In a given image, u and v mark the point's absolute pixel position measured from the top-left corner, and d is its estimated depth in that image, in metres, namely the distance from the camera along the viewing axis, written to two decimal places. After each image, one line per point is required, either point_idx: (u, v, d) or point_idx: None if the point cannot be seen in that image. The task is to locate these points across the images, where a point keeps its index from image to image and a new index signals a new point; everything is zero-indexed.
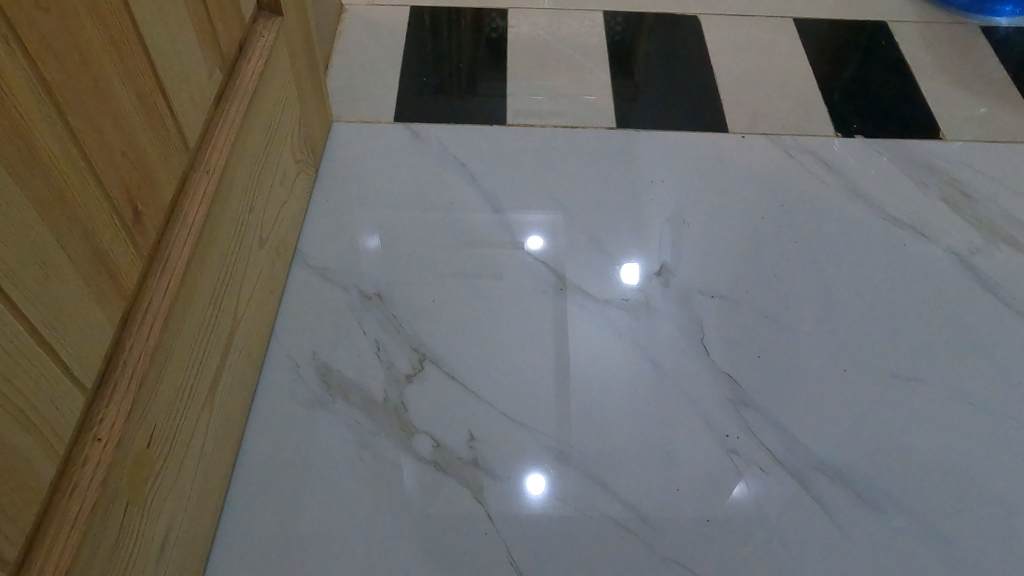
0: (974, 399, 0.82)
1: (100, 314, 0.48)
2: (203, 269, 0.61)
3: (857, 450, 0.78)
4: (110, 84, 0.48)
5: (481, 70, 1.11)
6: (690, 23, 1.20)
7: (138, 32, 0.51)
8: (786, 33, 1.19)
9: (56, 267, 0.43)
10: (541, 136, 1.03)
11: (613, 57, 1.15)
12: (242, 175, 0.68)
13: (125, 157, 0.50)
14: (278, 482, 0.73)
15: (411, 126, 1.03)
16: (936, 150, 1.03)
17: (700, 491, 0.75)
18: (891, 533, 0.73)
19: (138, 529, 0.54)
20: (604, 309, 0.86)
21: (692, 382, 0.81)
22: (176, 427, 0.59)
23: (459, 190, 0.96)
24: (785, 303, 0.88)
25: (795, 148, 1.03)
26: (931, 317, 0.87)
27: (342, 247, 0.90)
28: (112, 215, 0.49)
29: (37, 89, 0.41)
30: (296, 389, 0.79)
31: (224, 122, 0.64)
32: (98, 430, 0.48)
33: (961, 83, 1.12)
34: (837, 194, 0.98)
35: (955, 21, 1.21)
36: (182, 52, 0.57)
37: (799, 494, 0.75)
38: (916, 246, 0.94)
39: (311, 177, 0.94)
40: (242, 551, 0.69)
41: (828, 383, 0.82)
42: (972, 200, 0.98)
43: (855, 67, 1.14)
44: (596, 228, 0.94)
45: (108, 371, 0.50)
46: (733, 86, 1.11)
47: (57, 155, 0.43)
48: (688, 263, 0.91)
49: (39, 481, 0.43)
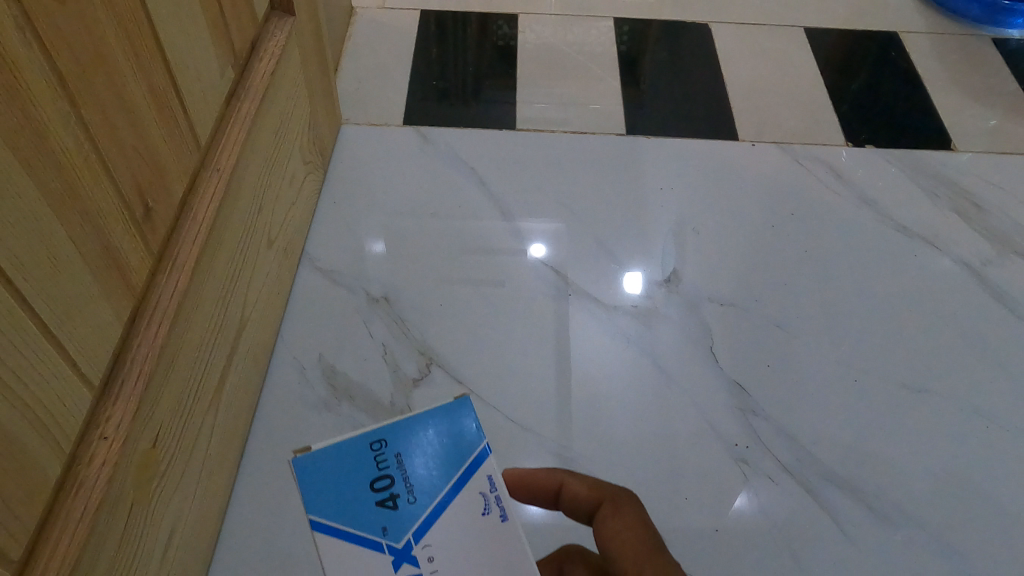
0: (985, 412, 0.81)
1: (110, 311, 0.48)
2: (212, 268, 0.60)
3: (867, 461, 0.77)
4: (124, 78, 0.48)
5: (489, 75, 1.11)
6: (700, 30, 1.20)
7: (152, 28, 0.50)
8: (796, 42, 1.19)
9: (66, 262, 0.43)
10: (549, 142, 1.02)
11: (622, 64, 1.15)
12: (251, 175, 0.68)
13: (137, 152, 0.50)
14: (281, 486, 0.72)
15: (420, 129, 1.03)
16: (946, 161, 1.03)
17: (708, 499, 0.74)
18: (901, 545, 0.72)
19: (143, 531, 0.53)
20: (612, 314, 0.86)
21: (700, 389, 0.81)
22: (182, 427, 0.58)
23: (468, 195, 0.96)
24: (794, 312, 0.87)
25: (805, 157, 1.03)
26: (942, 328, 0.87)
27: (349, 250, 0.89)
28: (123, 210, 0.48)
29: (52, 81, 0.41)
30: (302, 391, 0.78)
31: (235, 120, 0.64)
32: (104, 428, 0.47)
33: (972, 94, 1.11)
34: (848, 204, 0.98)
35: (966, 33, 1.21)
36: (195, 49, 0.57)
37: (808, 504, 0.74)
38: (927, 257, 0.93)
39: (319, 177, 0.93)
40: (245, 554, 0.68)
41: (837, 393, 0.81)
42: (983, 212, 0.97)
43: (865, 77, 1.14)
44: (605, 234, 0.93)
45: (115, 368, 0.49)
46: (743, 94, 1.10)
47: (69, 147, 0.42)
48: (697, 270, 0.90)
49: (45, 480, 0.42)
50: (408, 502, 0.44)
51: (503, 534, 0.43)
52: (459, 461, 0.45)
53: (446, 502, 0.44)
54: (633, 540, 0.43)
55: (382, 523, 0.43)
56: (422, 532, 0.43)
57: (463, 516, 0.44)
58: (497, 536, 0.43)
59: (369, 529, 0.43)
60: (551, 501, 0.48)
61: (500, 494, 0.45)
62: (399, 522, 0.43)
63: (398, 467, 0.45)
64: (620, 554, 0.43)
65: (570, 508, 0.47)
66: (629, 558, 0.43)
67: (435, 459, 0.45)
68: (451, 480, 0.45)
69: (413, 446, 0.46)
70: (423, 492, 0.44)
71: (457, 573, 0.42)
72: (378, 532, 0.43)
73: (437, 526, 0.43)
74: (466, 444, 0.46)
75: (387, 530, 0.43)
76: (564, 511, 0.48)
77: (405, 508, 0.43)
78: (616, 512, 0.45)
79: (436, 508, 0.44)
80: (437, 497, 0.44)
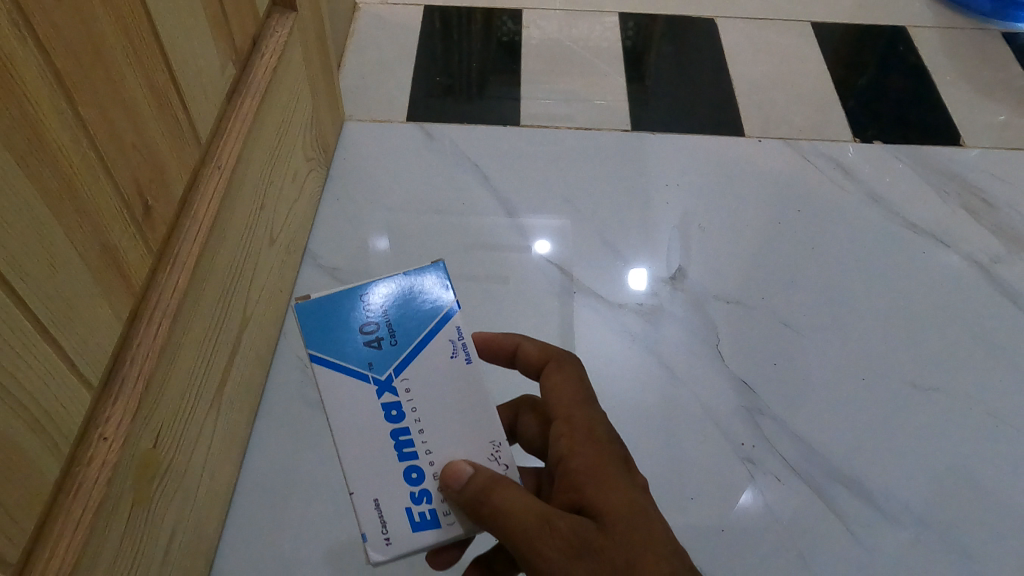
0: (995, 411, 0.80)
1: (109, 311, 0.47)
2: (213, 266, 0.60)
3: (875, 461, 0.76)
4: (122, 75, 0.47)
5: (493, 71, 1.11)
6: (706, 25, 1.19)
7: (152, 25, 0.50)
8: (803, 37, 1.18)
9: (64, 261, 0.42)
10: (553, 138, 1.02)
11: (627, 59, 1.14)
12: (253, 172, 0.67)
13: (136, 150, 0.49)
14: (284, 486, 0.71)
15: (424, 125, 1.02)
16: (956, 157, 1.02)
17: (713, 497, 0.73)
18: (909, 545, 0.72)
19: (143, 532, 0.52)
20: (616, 312, 0.85)
21: (706, 386, 0.80)
22: (183, 427, 0.57)
23: (472, 191, 0.95)
24: (801, 309, 0.86)
25: (813, 153, 1.02)
26: (952, 325, 0.86)
27: (352, 247, 0.89)
28: (122, 209, 0.48)
29: (49, 79, 0.40)
30: (305, 390, 0.77)
31: (236, 117, 0.63)
32: (104, 429, 0.47)
33: (981, 89, 1.10)
34: (856, 200, 0.97)
35: (975, 27, 1.20)
36: (195, 44, 0.56)
37: (815, 504, 0.74)
38: (936, 254, 0.92)
39: (322, 174, 0.93)
40: (246, 554, 0.68)
41: (844, 391, 0.80)
42: (992, 208, 0.96)
43: (872, 72, 1.13)
44: (610, 230, 0.92)
45: (115, 368, 0.49)
46: (749, 90, 1.09)
47: (67, 146, 0.42)
48: (703, 267, 0.90)
49: (44, 483, 0.42)
50: (390, 344, 0.52)
51: (469, 373, 0.52)
52: (431, 314, 0.53)
53: (421, 345, 0.52)
54: (566, 390, 0.53)
55: (368, 360, 0.52)
56: (401, 368, 0.52)
57: (435, 359, 0.52)
58: (465, 377, 0.52)
59: (356, 363, 0.52)
60: (508, 360, 0.57)
61: (467, 342, 0.53)
62: (382, 360, 0.52)
63: (384, 317, 0.53)
64: (554, 403, 0.52)
65: (524, 366, 0.56)
66: (562, 404, 0.52)
67: (413, 312, 0.54)
68: (427, 328, 0.53)
69: (396, 299, 0.54)
70: (403, 336, 0.53)
71: (429, 404, 0.51)
72: (364, 366, 0.52)
73: (412, 363, 0.52)
74: (438, 301, 0.54)
75: (371, 365, 0.52)
76: (519, 369, 0.57)
77: (388, 348, 0.52)
78: (558, 370, 0.54)
79: (412, 350, 0.52)
80: (414, 340, 0.52)
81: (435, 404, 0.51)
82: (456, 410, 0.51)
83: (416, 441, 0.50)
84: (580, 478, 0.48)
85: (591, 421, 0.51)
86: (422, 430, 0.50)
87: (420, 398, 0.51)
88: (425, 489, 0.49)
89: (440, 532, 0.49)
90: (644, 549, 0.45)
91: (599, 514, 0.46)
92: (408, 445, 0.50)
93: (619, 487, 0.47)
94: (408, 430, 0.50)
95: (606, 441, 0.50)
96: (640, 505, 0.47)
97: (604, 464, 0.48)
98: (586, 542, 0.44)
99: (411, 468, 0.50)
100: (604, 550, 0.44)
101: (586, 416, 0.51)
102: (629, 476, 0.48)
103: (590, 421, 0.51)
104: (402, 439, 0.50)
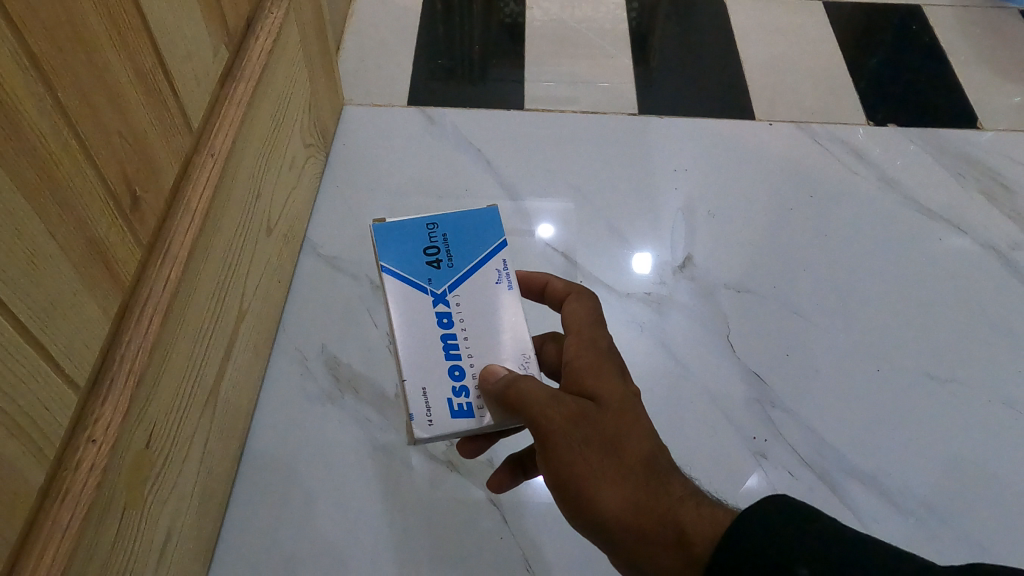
0: (1015, 401, 0.78)
1: (96, 307, 0.46)
2: (207, 259, 0.58)
3: (891, 454, 0.74)
4: (105, 59, 0.45)
5: (495, 54, 1.08)
6: (714, 5, 1.16)
7: (136, 6, 0.47)
8: (814, 17, 1.15)
9: (46, 256, 0.40)
10: (558, 122, 0.99)
11: (633, 41, 1.11)
12: (248, 159, 0.65)
13: (122, 138, 0.47)
14: (285, 480, 0.70)
15: (425, 110, 1.00)
16: (972, 140, 0.99)
17: (723, 494, 0.71)
18: (927, 541, 0.70)
19: (135, 534, 0.51)
20: (624, 302, 0.83)
21: (716, 378, 0.78)
22: (177, 426, 0.56)
23: (475, 176, 0.93)
24: (813, 298, 0.84)
25: (825, 136, 0.99)
26: (968, 314, 0.84)
27: (352, 235, 0.87)
28: (108, 199, 0.46)
29: (24, 63, 0.38)
30: (305, 382, 0.75)
31: (230, 102, 0.61)
32: (92, 431, 0.45)
33: (998, 69, 1.07)
34: (870, 185, 0.94)
35: (990, 6, 1.17)
36: (184, 27, 0.54)
37: (829, 500, 0.72)
38: (953, 240, 0.89)
39: (321, 161, 0.90)
40: (246, 552, 0.66)
41: (859, 383, 0.78)
42: (1010, 193, 0.94)
43: (886, 52, 1.10)
44: (617, 217, 0.90)
45: (104, 367, 0.47)
46: (759, 72, 1.06)
47: (46, 134, 0.40)
48: (712, 255, 0.87)
49: (27, 489, 0.40)
50: (449, 264, 0.53)
51: (512, 298, 0.53)
52: (487, 247, 0.54)
53: (476, 268, 0.53)
54: (580, 309, 0.52)
55: (427, 275, 0.53)
56: (456, 286, 0.52)
57: (485, 282, 0.53)
58: (508, 299, 0.53)
59: (416, 275, 0.53)
60: (538, 295, 0.57)
61: (512, 274, 0.54)
62: (441, 277, 0.53)
63: (445, 240, 0.54)
64: (568, 320, 0.52)
65: (551, 301, 0.56)
66: (574, 320, 0.52)
67: (471, 240, 0.54)
68: (483, 255, 0.54)
69: (458, 224, 0.55)
70: (461, 258, 0.53)
71: (475, 315, 0.52)
72: (424, 279, 0.52)
73: (468, 283, 0.53)
74: (494, 236, 0.55)
75: (431, 279, 0.53)
76: (548, 304, 0.57)
77: (447, 267, 0.53)
78: (576, 298, 0.53)
79: (469, 270, 0.53)
80: (470, 264, 0.53)
81: (481, 314, 0.52)
82: (502, 322, 0.52)
83: (460, 343, 0.51)
84: (579, 370, 0.48)
85: (597, 332, 0.51)
86: (467, 334, 0.51)
87: (469, 308, 0.52)
88: (465, 386, 0.50)
89: (475, 423, 0.49)
90: (631, 430, 0.46)
91: (597, 398, 0.47)
92: (453, 345, 0.51)
93: (616, 385, 0.47)
94: (455, 334, 0.51)
95: (608, 349, 0.50)
96: (630, 400, 0.47)
97: (603, 366, 0.48)
98: (583, 417, 0.45)
99: (454, 366, 0.50)
100: (597, 425, 0.45)
101: (594, 330, 0.51)
102: (625, 378, 0.48)
103: (596, 330, 0.51)
104: (448, 339, 0.51)
